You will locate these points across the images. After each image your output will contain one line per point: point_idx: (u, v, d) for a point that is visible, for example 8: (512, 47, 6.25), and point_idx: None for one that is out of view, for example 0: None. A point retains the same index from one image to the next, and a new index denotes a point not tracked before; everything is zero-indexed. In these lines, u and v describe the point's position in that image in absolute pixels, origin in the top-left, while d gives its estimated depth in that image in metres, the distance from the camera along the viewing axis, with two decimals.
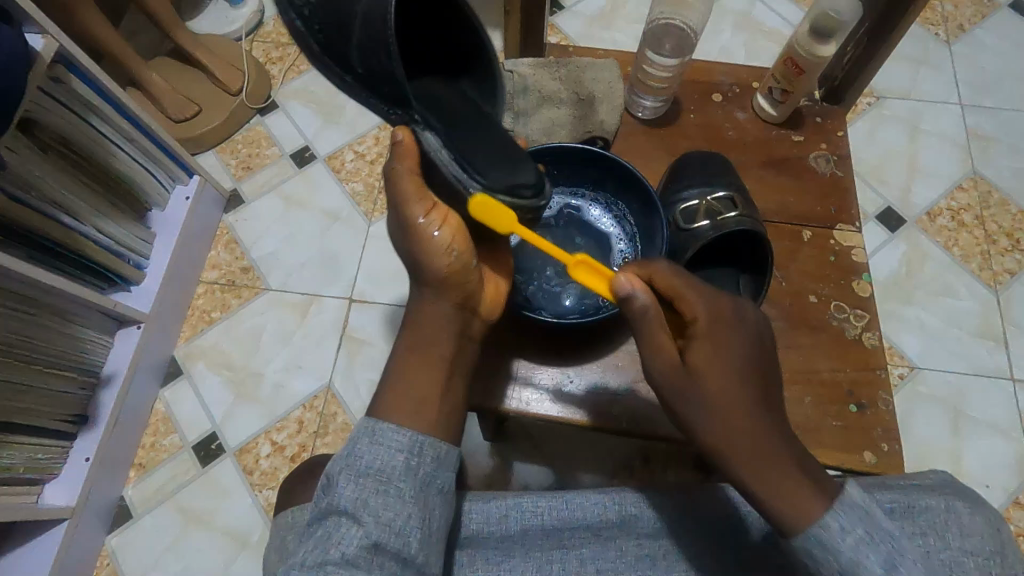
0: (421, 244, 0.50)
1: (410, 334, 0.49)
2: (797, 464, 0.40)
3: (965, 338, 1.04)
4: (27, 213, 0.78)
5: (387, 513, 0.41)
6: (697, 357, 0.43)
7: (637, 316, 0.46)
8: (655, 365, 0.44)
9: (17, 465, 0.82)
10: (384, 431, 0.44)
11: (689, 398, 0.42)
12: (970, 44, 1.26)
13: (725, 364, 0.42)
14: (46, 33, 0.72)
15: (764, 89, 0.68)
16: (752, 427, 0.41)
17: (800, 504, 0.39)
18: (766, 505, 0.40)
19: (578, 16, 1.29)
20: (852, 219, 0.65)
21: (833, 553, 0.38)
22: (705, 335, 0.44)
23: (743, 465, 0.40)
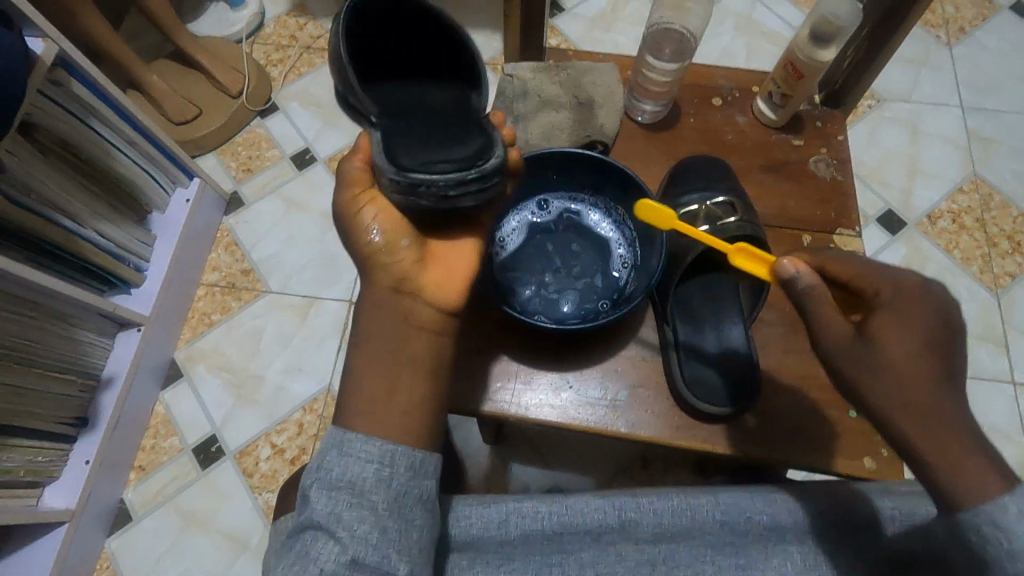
0: (355, 228, 0.50)
1: (360, 331, 0.48)
2: (974, 442, 0.39)
3: (966, 341, 1.04)
4: (26, 216, 0.78)
5: (361, 527, 0.41)
6: (878, 331, 0.42)
7: (798, 296, 0.45)
8: (827, 338, 0.43)
9: (17, 468, 0.82)
10: (348, 441, 0.44)
11: (876, 372, 0.41)
12: (971, 46, 1.26)
13: (918, 340, 0.41)
14: (47, 37, 0.72)
15: (764, 93, 0.68)
16: (944, 406, 0.39)
17: (970, 480, 0.38)
18: (937, 479, 0.39)
19: (578, 18, 1.29)
20: (851, 223, 0.65)
21: (1009, 537, 0.37)
22: (886, 307, 0.43)
23: (915, 436, 0.39)
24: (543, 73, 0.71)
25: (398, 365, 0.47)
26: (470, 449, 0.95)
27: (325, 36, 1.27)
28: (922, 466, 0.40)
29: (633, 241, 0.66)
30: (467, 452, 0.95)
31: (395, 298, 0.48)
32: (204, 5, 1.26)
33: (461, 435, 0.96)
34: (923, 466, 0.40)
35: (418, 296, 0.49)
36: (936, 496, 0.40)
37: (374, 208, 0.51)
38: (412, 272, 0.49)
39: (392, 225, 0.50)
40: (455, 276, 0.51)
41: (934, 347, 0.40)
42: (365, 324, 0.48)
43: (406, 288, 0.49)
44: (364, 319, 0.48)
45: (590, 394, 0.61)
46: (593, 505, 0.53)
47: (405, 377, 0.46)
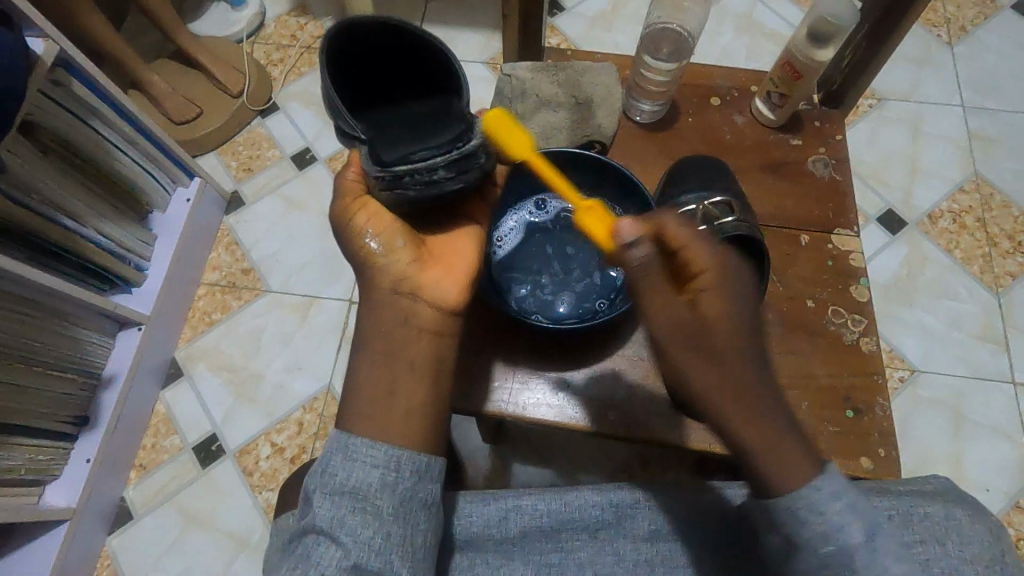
0: (354, 236, 0.51)
1: (364, 329, 0.49)
2: (791, 433, 0.42)
3: (966, 341, 1.04)
4: (27, 215, 0.78)
5: (365, 531, 0.42)
6: (706, 306, 0.42)
7: (632, 272, 0.42)
8: (659, 320, 0.42)
9: (18, 466, 0.82)
10: (354, 445, 0.44)
11: (696, 353, 0.42)
12: (972, 46, 1.26)
13: (732, 318, 0.42)
14: (47, 37, 0.72)
15: (762, 92, 0.68)
16: (756, 387, 0.42)
17: (788, 470, 0.42)
18: (756, 468, 0.42)
19: (578, 18, 1.29)
20: (850, 223, 0.65)
21: (818, 514, 0.42)
22: (709, 287, 0.43)
23: (731, 420, 0.42)
24: (542, 73, 0.71)
25: (398, 366, 0.47)
26: (469, 449, 0.95)
27: None
28: (740, 448, 0.42)
29: None
30: (466, 451, 0.95)
31: (391, 292, 0.49)
32: (205, 6, 1.27)
33: (460, 434, 0.96)
34: (738, 447, 0.42)
35: (416, 293, 0.49)
36: (755, 481, 0.43)
37: (365, 212, 0.50)
38: (406, 269, 0.50)
39: (385, 225, 0.51)
40: (452, 269, 0.52)
41: (719, 322, 0.42)
42: (366, 322, 0.49)
43: (403, 288, 0.49)
44: (367, 322, 0.49)
45: (588, 394, 0.61)
46: (601, 505, 0.53)
47: (407, 380, 0.46)
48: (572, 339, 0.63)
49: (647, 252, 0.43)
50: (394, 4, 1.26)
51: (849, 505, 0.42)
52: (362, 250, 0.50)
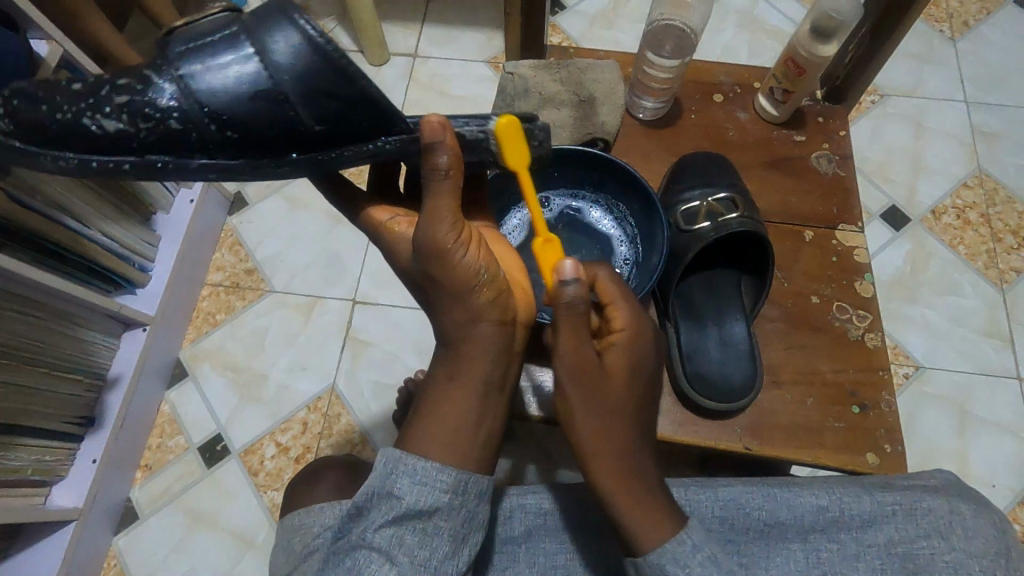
0: (443, 266, 0.47)
1: (454, 361, 0.47)
2: (659, 488, 0.45)
3: (971, 337, 1.03)
4: (32, 217, 0.78)
5: (422, 553, 0.41)
6: (610, 361, 0.48)
7: (564, 304, 0.46)
8: (568, 361, 0.46)
9: (25, 466, 0.83)
10: (425, 469, 0.42)
11: (591, 396, 0.45)
12: (975, 40, 1.25)
13: (632, 374, 0.48)
14: (51, 39, 0.73)
15: (765, 89, 0.68)
16: (628, 440, 0.45)
17: (653, 519, 0.43)
18: (622, 516, 0.43)
19: (580, 16, 1.29)
20: (855, 218, 0.65)
21: (685, 568, 0.41)
22: (621, 346, 0.49)
23: (605, 463, 0.44)
24: (544, 70, 0.71)
25: (492, 395, 0.46)
26: None
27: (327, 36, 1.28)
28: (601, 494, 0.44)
29: (634, 239, 0.65)
30: None
31: (498, 322, 0.47)
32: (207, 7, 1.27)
33: None
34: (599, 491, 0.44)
35: (514, 321, 0.49)
36: (616, 528, 0.44)
37: (467, 238, 0.48)
38: (507, 297, 0.49)
39: (484, 254, 0.48)
40: (527, 288, 0.54)
41: (616, 372, 0.47)
42: (461, 352, 0.47)
43: (507, 317, 0.48)
44: (454, 350, 0.47)
45: None
46: None
47: (494, 405, 0.46)
48: None
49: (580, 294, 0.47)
50: (395, 4, 1.26)
51: (708, 559, 0.41)
52: (475, 282, 0.47)
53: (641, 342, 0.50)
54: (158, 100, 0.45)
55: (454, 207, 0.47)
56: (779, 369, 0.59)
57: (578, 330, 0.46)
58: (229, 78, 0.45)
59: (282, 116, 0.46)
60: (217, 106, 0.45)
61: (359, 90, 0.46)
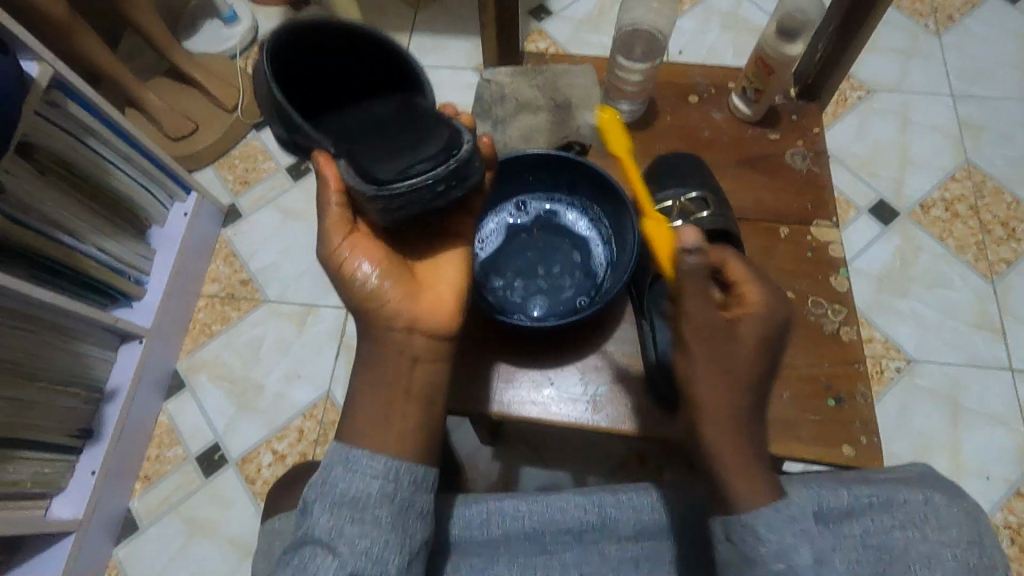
0: (342, 275, 0.49)
1: (362, 364, 0.48)
2: (762, 460, 0.45)
3: (962, 329, 1.04)
4: (28, 234, 0.80)
5: (361, 542, 0.43)
6: (741, 331, 0.46)
7: (688, 276, 0.46)
8: (692, 327, 0.46)
9: (24, 479, 0.84)
10: (355, 458, 0.45)
11: (713, 368, 0.45)
12: (961, 34, 1.26)
13: (760, 346, 0.46)
14: (42, 59, 0.74)
15: (738, 89, 0.69)
16: (743, 411, 0.45)
17: (753, 486, 0.44)
18: (724, 479, 0.44)
19: (566, 21, 1.30)
20: (829, 214, 0.66)
21: (761, 537, 0.42)
22: (752, 317, 0.47)
23: (719, 428, 0.44)
24: (521, 77, 0.74)
25: (397, 397, 0.47)
26: (468, 451, 0.97)
27: None
28: (707, 452, 0.44)
29: (609, 239, 0.66)
30: (466, 453, 0.97)
31: (393, 324, 0.48)
32: (199, 23, 1.29)
33: (457, 436, 0.97)
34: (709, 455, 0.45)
35: (413, 327, 0.48)
36: (714, 487, 0.45)
37: (352, 245, 0.50)
38: (403, 303, 0.48)
39: (378, 264, 0.49)
40: (442, 296, 0.51)
41: (749, 348, 0.46)
42: (365, 355, 0.48)
43: (402, 324, 0.48)
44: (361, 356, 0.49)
45: (569, 391, 0.62)
46: (580, 505, 0.53)
47: (403, 405, 0.47)
48: (551, 338, 0.64)
49: (699, 264, 0.46)
50: (383, 15, 1.28)
51: (800, 531, 0.43)
52: (366, 287, 0.48)
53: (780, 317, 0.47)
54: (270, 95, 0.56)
55: (340, 223, 0.50)
56: None
57: (708, 300, 0.46)
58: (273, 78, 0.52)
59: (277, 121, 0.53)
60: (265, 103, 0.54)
61: (290, 118, 0.50)
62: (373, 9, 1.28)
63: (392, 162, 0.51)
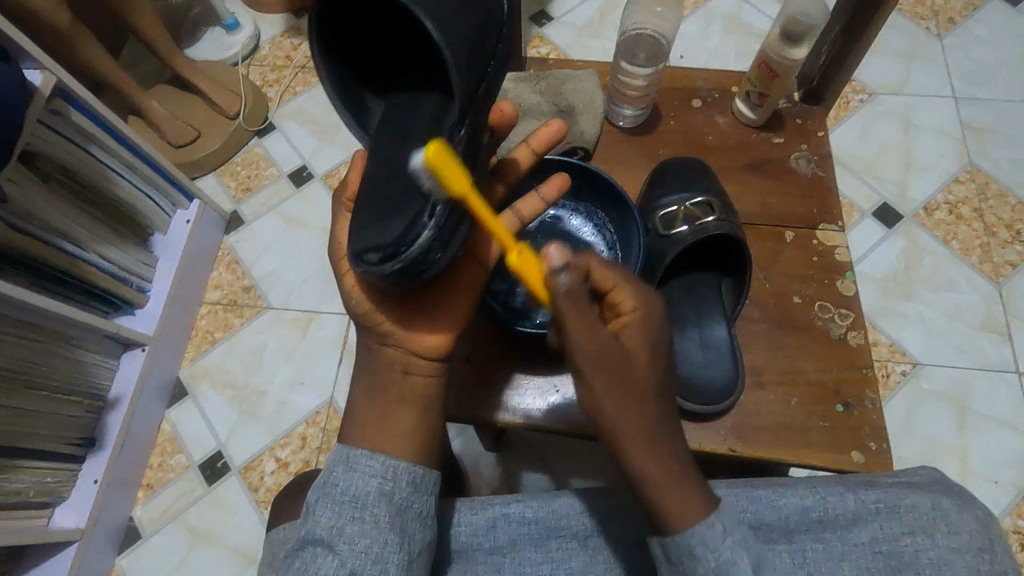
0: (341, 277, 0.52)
1: (359, 368, 0.52)
2: (690, 472, 0.41)
3: (967, 332, 1.03)
4: (30, 242, 0.80)
5: (362, 541, 0.43)
6: (628, 340, 0.42)
7: (561, 296, 0.42)
8: (581, 348, 0.41)
9: (27, 488, 0.84)
10: (356, 457, 0.46)
11: (612, 385, 0.41)
12: (962, 37, 1.26)
13: (653, 353, 0.42)
14: (44, 68, 0.74)
15: (742, 93, 0.69)
16: (660, 429, 0.41)
17: (685, 503, 0.40)
18: (655, 505, 0.40)
19: (567, 26, 1.31)
20: (835, 218, 0.65)
21: (714, 552, 0.39)
22: (634, 323, 0.43)
23: (639, 452, 0.40)
24: (524, 82, 0.73)
25: (388, 400, 0.49)
26: (472, 457, 0.96)
27: None
28: (633, 478, 0.40)
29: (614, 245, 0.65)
30: (469, 460, 0.96)
31: (388, 354, 0.51)
32: (201, 31, 1.30)
33: (461, 443, 0.97)
34: (632, 476, 0.41)
35: (410, 352, 0.51)
36: (648, 512, 0.41)
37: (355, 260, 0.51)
38: (396, 324, 0.51)
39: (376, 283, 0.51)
40: (432, 327, 0.52)
41: (615, 357, 0.41)
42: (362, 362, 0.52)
43: (391, 341, 0.51)
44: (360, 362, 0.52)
45: (576, 397, 0.61)
46: (587, 512, 0.53)
47: (396, 410, 0.49)
48: (557, 344, 0.63)
49: (573, 280, 0.43)
50: None
51: (737, 544, 0.40)
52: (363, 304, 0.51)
53: (640, 319, 0.43)
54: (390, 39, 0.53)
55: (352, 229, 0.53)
56: (762, 369, 0.60)
57: (585, 312, 0.42)
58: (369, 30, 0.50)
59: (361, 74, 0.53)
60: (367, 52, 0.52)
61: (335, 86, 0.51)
62: None
63: (359, 232, 0.45)
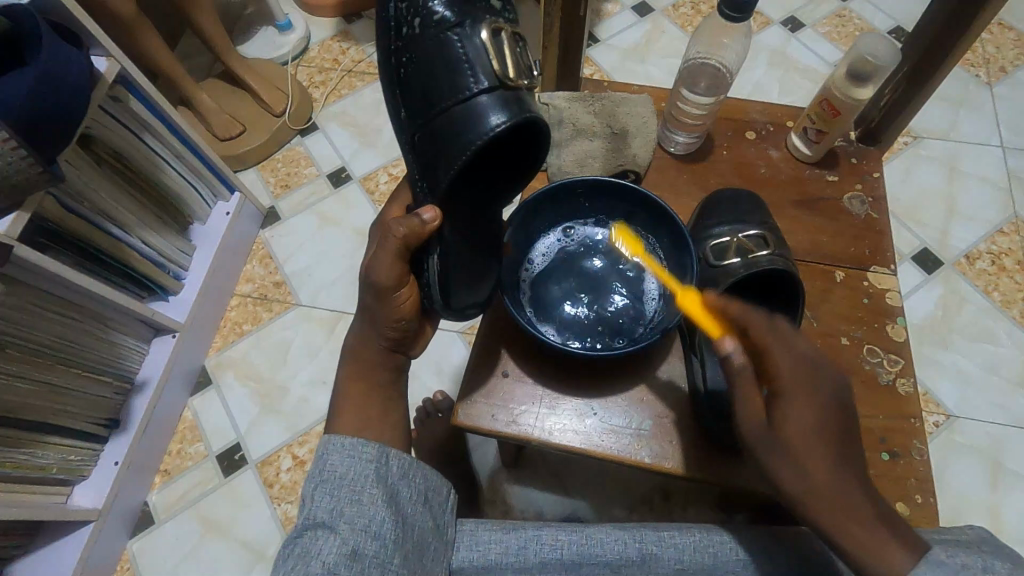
0: (384, 302, 0.56)
1: (347, 369, 0.60)
2: (881, 522, 0.44)
3: (1005, 387, 1.00)
4: (80, 223, 0.81)
5: (362, 521, 0.47)
6: (787, 415, 0.46)
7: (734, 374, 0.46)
8: (748, 419, 0.46)
9: (50, 465, 0.85)
10: (348, 445, 0.50)
11: (786, 462, 0.45)
12: (1012, 86, 1.24)
13: (814, 425, 0.45)
14: (110, 56, 0.77)
15: (799, 129, 0.69)
16: (840, 483, 0.44)
17: (884, 556, 0.42)
18: (851, 555, 0.43)
19: (613, 49, 1.32)
20: (887, 260, 0.65)
21: None
22: (789, 398, 0.46)
23: (825, 515, 0.44)
24: (579, 103, 0.73)
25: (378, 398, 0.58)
26: (488, 473, 0.96)
27: (367, 61, 1.33)
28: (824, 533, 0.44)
29: (662, 272, 0.66)
30: (485, 475, 0.96)
31: (391, 357, 0.60)
32: (255, 29, 1.33)
33: (479, 457, 0.97)
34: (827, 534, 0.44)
35: (406, 353, 0.62)
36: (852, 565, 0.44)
37: (409, 287, 0.57)
38: (410, 339, 0.61)
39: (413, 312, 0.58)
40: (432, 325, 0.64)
41: (812, 439, 0.45)
42: (354, 360, 0.60)
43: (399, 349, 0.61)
44: (347, 367, 0.60)
45: (615, 421, 0.61)
46: (617, 538, 0.51)
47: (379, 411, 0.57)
48: (600, 368, 0.63)
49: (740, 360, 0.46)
50: None
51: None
52: (394, 332, 0.58)
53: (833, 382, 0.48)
54: (472, 87, 0.50)
55: (398, 267, 0.55)
56: None
57: (794, 377, 0.47)
58: (471, 112, 0.49)
59: (444, 142, 0.51)
60: (451, 122, 0.50)
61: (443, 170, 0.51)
62: None
63: (462, 291, 0.57)
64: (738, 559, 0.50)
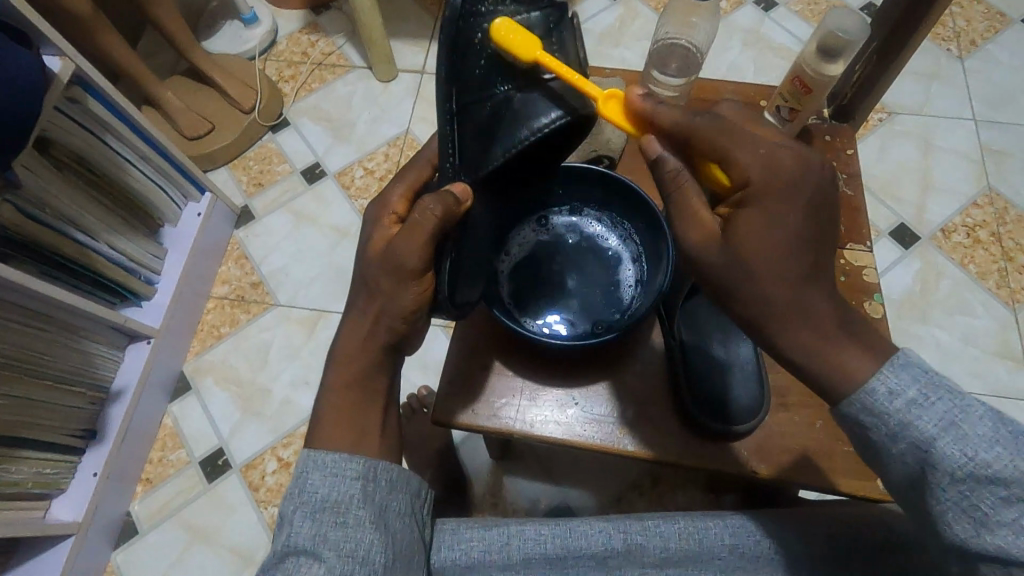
0: (395, 293, 0.51)
1: (338, 368, 0.53)
2: (840, 326, 0.39)
3: (982, 358, 1.02)
4: (40, 230, 0.79)
5: (348, 545, 0.44)
6: (740, 227, 0.40)
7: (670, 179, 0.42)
8: (690, 237, 0.42)
9: (24, 480, 0.82)
10: (331, 461, 0.47)
11: (737, 276, 0.40)
12: (983, 59, 1.25)
13: (776, 231, 0.39)
14: (64, 55, 0.73)
15: (771, 108, 0.68)
16: (799, 292, 0.39)
17: (844, 366, 0.38)
18: (802, 366, 0.40)
19: (586, 34, 1.30)
20: (863, 237, 0.65)
21: (881, 417, 0.37)
22: (750, 204, 0.40)
23: (784, 329, 0.39)
24: None
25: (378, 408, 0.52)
26: (475, 467, 0.95)
27: (336, 53, 1.30)
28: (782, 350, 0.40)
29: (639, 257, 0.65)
30: (472, 469, 0.95)
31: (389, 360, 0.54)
32: (220, 24, 1.29)
33: (467, 451, 0.96)
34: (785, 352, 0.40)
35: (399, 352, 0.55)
36: (806, 378, 0.40)
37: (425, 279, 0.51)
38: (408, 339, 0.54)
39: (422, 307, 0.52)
40: None
41: (768, 251, 0.39)
42: (345, 357, 0.53)
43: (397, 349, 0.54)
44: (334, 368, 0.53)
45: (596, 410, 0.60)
46: (603, 531, 0.51)
47: None
48: (581, 357, 0.62)
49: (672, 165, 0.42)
50: (402, 22, 1.31)
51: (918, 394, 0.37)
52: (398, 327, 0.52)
53: (811, 184, 0.40)
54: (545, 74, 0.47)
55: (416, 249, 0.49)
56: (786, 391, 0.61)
57: (765, 177, 0.39)
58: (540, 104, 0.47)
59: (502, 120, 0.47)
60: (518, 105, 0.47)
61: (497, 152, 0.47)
62: (392, 17, 1.31)
63: (467, 287, 0.55)
64: (723, 547, 0.50)
